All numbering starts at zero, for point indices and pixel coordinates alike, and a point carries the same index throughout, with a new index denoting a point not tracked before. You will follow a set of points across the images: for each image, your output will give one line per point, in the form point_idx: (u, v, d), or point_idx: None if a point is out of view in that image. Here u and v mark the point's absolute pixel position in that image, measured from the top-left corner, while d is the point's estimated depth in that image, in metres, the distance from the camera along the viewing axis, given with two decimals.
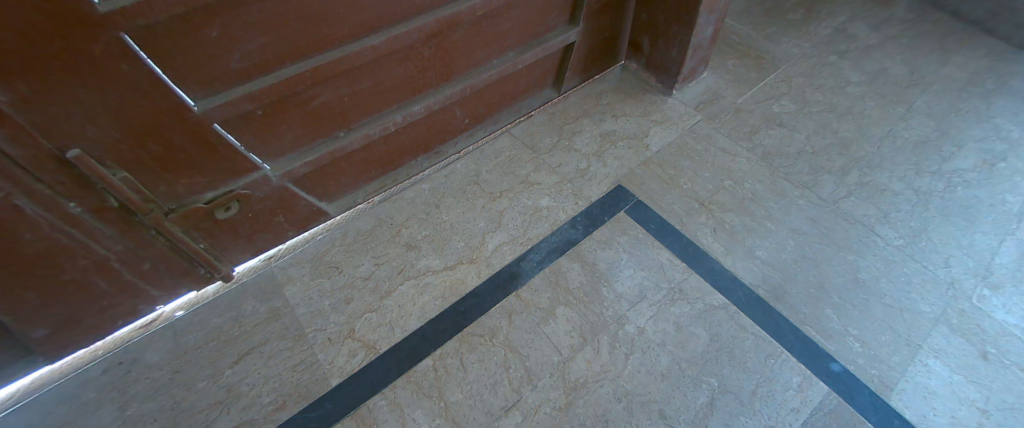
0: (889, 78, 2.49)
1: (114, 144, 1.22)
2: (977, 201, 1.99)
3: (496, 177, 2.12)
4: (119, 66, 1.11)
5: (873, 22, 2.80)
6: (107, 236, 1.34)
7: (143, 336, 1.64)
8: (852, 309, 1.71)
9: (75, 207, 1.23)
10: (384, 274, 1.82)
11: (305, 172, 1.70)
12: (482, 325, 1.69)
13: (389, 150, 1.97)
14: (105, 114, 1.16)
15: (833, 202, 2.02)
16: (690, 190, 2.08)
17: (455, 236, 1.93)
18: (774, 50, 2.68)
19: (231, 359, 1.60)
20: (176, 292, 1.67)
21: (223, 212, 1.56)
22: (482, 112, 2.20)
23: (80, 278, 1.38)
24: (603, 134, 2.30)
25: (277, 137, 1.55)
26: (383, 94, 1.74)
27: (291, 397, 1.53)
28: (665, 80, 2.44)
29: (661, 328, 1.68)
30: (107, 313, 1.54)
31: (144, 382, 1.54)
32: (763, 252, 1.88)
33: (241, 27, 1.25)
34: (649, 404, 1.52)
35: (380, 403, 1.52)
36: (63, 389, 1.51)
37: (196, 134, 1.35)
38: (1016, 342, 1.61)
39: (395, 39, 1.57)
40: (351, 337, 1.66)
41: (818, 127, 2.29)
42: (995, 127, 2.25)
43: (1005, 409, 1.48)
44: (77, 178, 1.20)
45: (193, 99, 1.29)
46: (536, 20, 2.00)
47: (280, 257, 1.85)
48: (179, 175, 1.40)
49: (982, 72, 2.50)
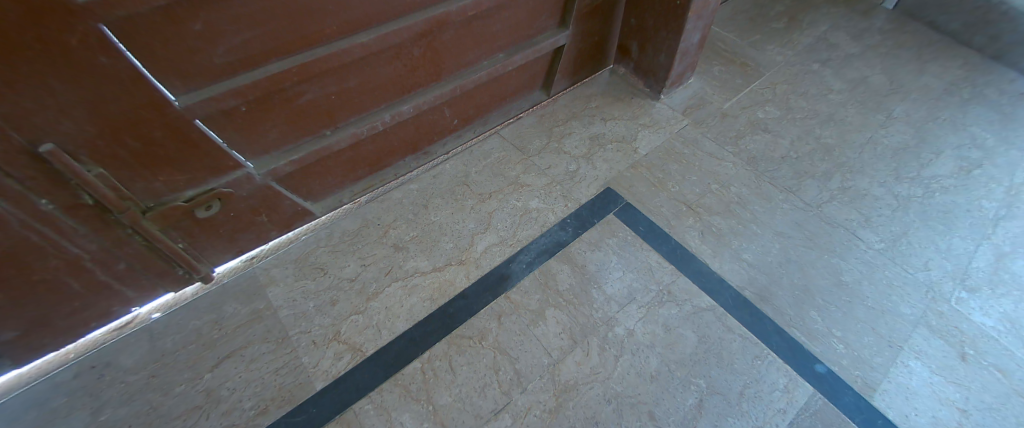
0: (869, 87, 2.56)
1: (90, 139, 1.18)
2: (954, 206, 2.06)
3: (485, 178, 2.11)
4: (96, 58, 1.07)
5: (854, 32, 2.88)
6: (80, 234, 1.29)
7: (117, 339, 1.57)
8: (835, 311, 1.74)
9: (46, 203, 1.18)
10: (371, 275, 1.79)
11: (289, 171, 1.66)
12: (471, 327, 1.67)
13: (377, 149, 1.94)
14: (80, 108, 1.11)
15: (816, 205, 2.05)
16: (678, 193, 2.10)
17: (444, 237, 1.91)
18: (759, 57, 2.73)
19: (210, 363, 1.55)
20: (153, 293, 1.61)
21: (204, 210, 1.51)
22: (471, 113, 2.19)
23: (50, 278, 1.32)
24: (592, 137, 2.30)
25: (262, 134, 1.52)
26: (372, 92, 1.71)
27: (273, 402, 1.49)
28: (653, 84, 2.47)
29: (650, 329, 1.68)
30: (79, 315, 1.48)
31: (118, 387, 1.48)
32: (749, 255, 1.90)
33: (226, 21, 1.21)
34: (638, 405, 1.52)
35: (367, 407, 1.49)
36: (30, 395, 1.45)
37: (177, 130, 1.30)
38: (992, 343, 1.66)
39: (384, 38, 1.55)
40: (337, 340, 1.63)
41: (802, 133, 2.34)
42: (971, 135, 2.33)
43: (983, 409, 1.52)
44: (48, 173, 1.15)
45: (173, 93, 1.25)
46: (527, 22, 2.00)
47: (263, 258, 1.80)
48: (158, 171, 1.35)
49: (958, 81, 2.59)
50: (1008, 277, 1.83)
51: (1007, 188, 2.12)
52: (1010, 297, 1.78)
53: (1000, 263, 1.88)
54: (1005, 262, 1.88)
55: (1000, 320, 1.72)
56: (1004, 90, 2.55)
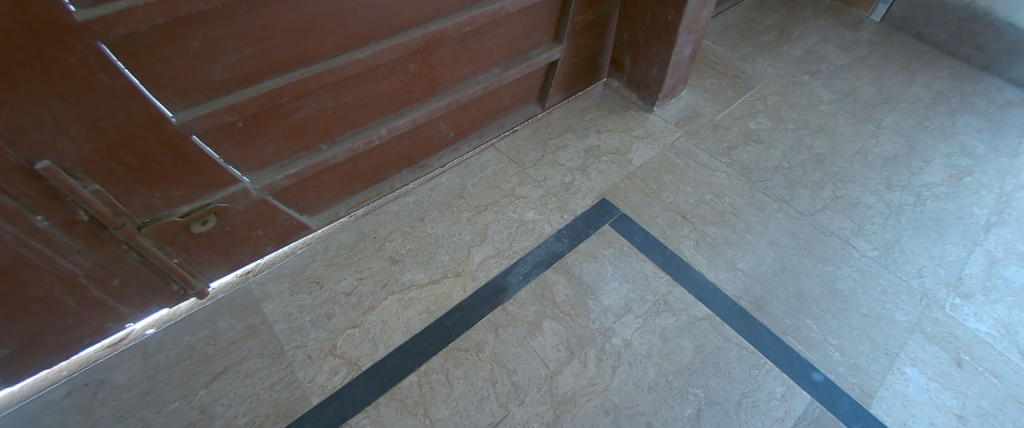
0: (858, 97, 2.61)
1: (86, 155, 1.18)
2: (946, 213, 2.08)
3: (481, 191, 2.12)
4: (95, 76, 1.09)
5: (842, 44, 2.94)
6: (75, 250, 1.29)
7: (110, 355, 1.56)
8: (831, 319, 1.75)
9: (42, 220, 1.18)
10: (367, 289, 1.78)
11: (285, 185, 1.67)
12: (468, 340, 1.67)
13: (373, 163, 1.95)
14: (78, 124, 1.12)
15: (809, 214, 2.08)
16: (672, 203, 2.12)
17: (440, 250, 1.92)
18: (749, 69, 2.78)
19: (206, 378, 1.53)
20: (147, 309, 1.60)
21: (200, 226, 1.52)
22: (466, 126, 2.21)
23: (44, 295, 1.31)
24: (587, 149, 2.33)
25: (258, 149, 1.53)
26: (369, 107, 1.73)
27: (268, 418, 1.47)
28: (646, 97, 2.50)
29: (647, 340, 1.68)
30: (72, 332, 1.46)
31: (111, 404, 1.46)
32: (744, 264, 1.91)
33: (224, 38, 1.23)
34: (637, 416, 1.52)
35: (363, 421, 1.48)
36: (24, 412, 1.43)
37: (174, 146, 1.31)
38: (988, 348, 1.67)
39: (381, 54, 1.58)
40: (332, 354, 1.62)
41: (793, 143, 2.37)
42: (961, 143, 2.37)
43: (980, 415, 1.52)
44: (45, 190, 1.15)
45: (171, 110, 1.26)
46: (521, 37, 2.04)
47: (258, 272, 1.80)
48: (155, 187, 1.36)
49: (946, 91, 2.64)
50: (1001, 283, 1.85)
51: (998, 195, 2.15)
52: (1004, 302, 1.79)
53: (993, 268, 1.89)
54: (998, 268, 1.90)
55: (995, 326, 1.73)
56: (991, 99, 2.60)
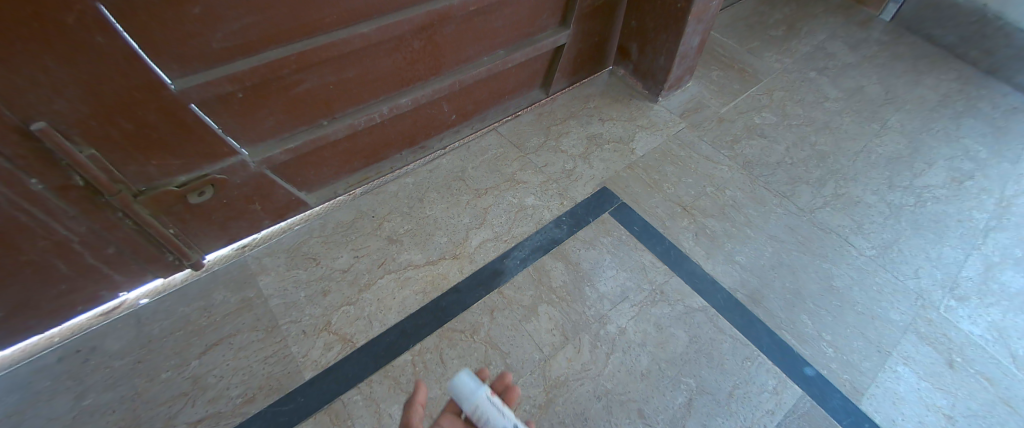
0: (865, 96, 2.58)
1: (82, 119, 1.16)
2: (947, 216, 2.08)
3: (482, 174, 2.11)
4: (93, 38, 1.06)
5: (851, 42, 2.91)
6: (70, 215, 1.28)
7: (103, 323, 1.55)
8: (826, 315, 1.75)
9: (36, 183, 1.17)
10: (363, 267, 1.78)
11: (284, 160, 1.65)
12: (464, 321, 1.67)
13: (373, 141, 1.93)
14: (75, 87, 1.10)
15: (810, 211, 2.07)
16: (673, 194, 2.11)
17: (438, 231, 1.91)
18: (756, 63, 2.75)
19: (199, 349, 1.53)
20: (141, 279, 1.59)
21: (197, 196, 1.50)
22: (469, 109, 2.18)
23: (38, 259, 1.30)
24: (590, 136, 2.31)
25: (257, 121, 1.50)
26: (371, 84, 1.71)
27: (261, 390, 1.48)
28: (652, 86, 2.48)
29: (642, 328, 1.69)
30: (66, 298, 1.46)
31: (103, 372, 1.46)
32: (742, 257, 1.91)
33: (226, 6, 1.21)
34: (628, 403, 1.52)
35: (356, 397, 1.48)
36: (16, 376, 1.43)
37: (172, 114, 1.29)
38: (980, 351, 1.68)
39: (385, 29, 1.55)
40: (327, 330, 1.62)
41: (797, 139, 2.36)
42: (965, 147, 2.36)
43: (969, 416, 1.53)
44: (40, 152, 1.13)
45: (170, 78, 1.24)
46: (528, 19, 2.01)
47: (254, 246, 1.79)
48: (152, 155, 1.34)
49: (952, 94, 2.62)
50: (998, 287, 1.85)
51: (998, 200, 2.14)
52: (999, 306, 1.80)
53: (990, 272, 1.90)
54: (994, 272, 1.90)
55: (988, 329, 1.74)
56: (997, 105, 2.58)
